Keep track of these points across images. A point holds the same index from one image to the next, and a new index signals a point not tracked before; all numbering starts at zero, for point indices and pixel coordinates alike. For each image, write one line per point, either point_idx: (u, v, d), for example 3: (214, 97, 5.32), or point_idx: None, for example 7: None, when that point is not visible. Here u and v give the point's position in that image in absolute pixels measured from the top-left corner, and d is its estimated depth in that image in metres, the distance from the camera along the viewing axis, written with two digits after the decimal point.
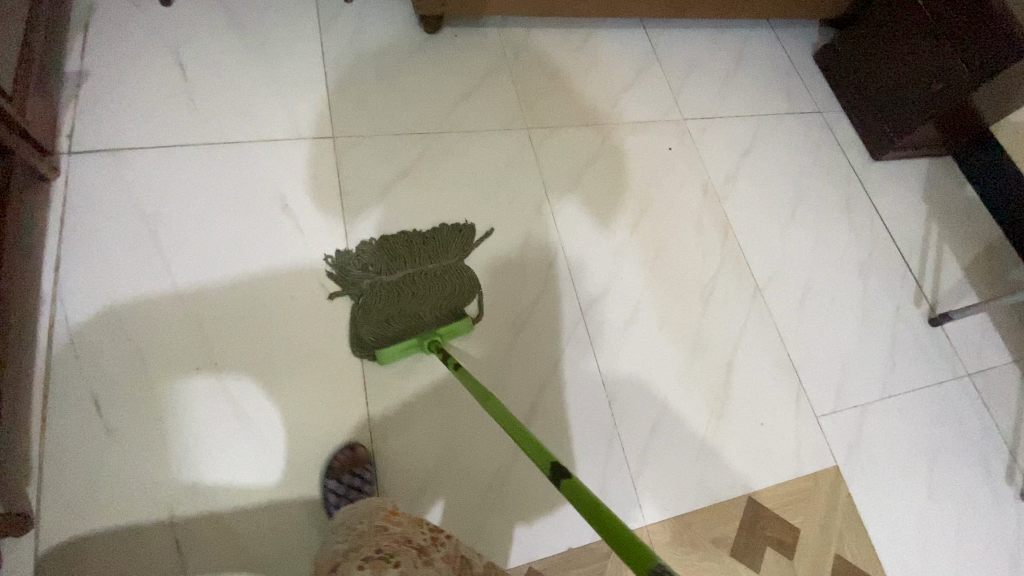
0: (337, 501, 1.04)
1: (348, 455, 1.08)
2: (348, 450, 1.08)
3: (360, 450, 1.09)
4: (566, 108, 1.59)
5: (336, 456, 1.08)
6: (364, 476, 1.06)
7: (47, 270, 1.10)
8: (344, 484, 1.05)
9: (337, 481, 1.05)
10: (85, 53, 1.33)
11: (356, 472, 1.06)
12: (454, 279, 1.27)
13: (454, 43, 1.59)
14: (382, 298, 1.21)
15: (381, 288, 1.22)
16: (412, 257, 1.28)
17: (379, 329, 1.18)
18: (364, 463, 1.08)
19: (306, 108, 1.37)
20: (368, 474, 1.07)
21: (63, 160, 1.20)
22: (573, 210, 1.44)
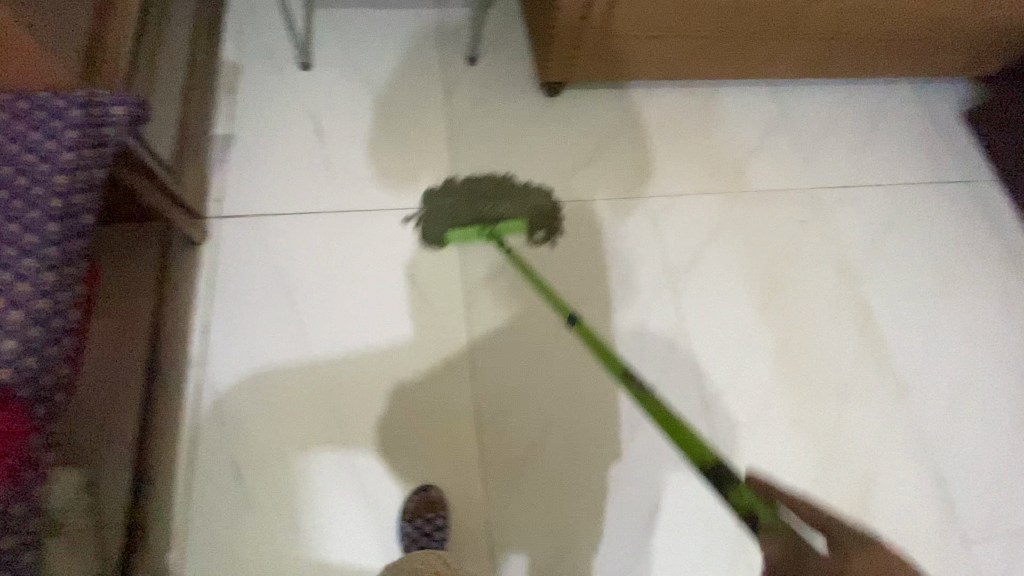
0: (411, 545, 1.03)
1: (422, 497, 1.08)
2: (422, 493, 1.08)
3: (433, 492, 1.08)
4: (688, 173, 1.51)
5: (411, 498, 1.08)
6: (436, 522, 1.04)
7: (195, 334, 1.16)
8: (418, 528, 1.04)
9: (411, 524, 1.04)
10: (232, 116, 1.40)
11: (430, 517, 1.05)
12: (528, 210, 1.37)
13: (575, 103, 1.56)
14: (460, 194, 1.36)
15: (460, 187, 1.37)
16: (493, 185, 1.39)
17: (451, 222, 1.32)
18: (438, 508, 1.07)
19: (432, 175, 1.39)
20: (439, 521, 1.05)
21: (212, 224, 1.27)
22: (696, 288, 1.36)
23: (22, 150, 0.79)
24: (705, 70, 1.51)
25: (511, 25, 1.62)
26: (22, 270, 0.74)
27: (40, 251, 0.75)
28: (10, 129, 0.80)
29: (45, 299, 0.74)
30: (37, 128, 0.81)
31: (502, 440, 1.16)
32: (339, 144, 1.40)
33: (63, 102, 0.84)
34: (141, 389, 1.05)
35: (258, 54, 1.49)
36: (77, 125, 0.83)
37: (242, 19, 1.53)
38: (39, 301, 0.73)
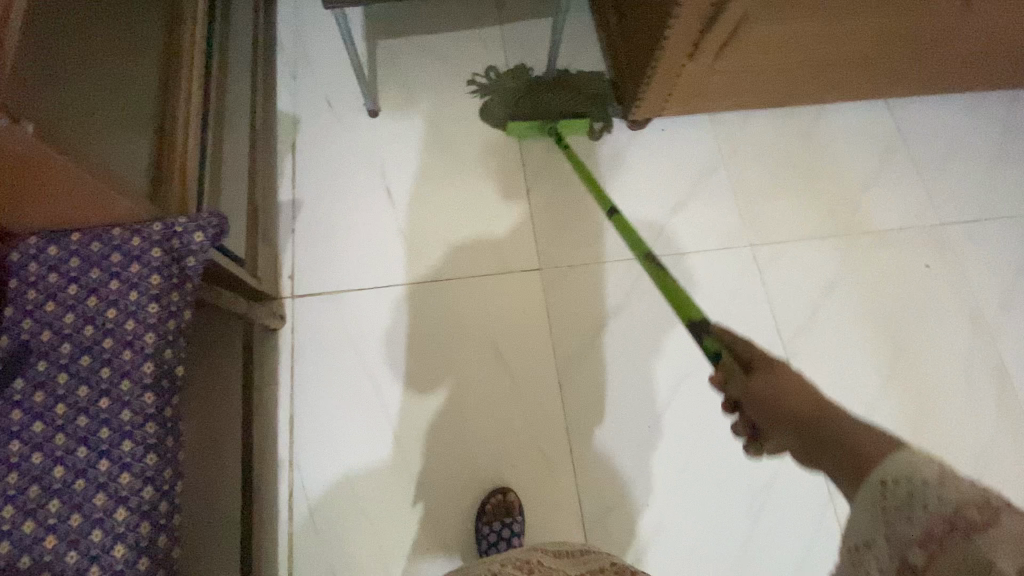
0: (486, 548, 1.02)
1: (500, 499, 1.06)
2: (500, 494, 1.07)
3: (510, 495, 1.06)
4: (793, 212, 1.35)
5: (487, 500, 1.07)
6: (512, 526, 1.03)
7: (283, 430, 1.11)
8: (495, 532, 1.02)
9: (489, 527, 1.03)
10: (295, 176, 1.31)
11: (506, 521, 1.03)
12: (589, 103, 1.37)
13: (662, 136, 1.40)
14: (519, 98, 1.39)
15: (521, 91, 1.40)
16: (540, 96, 1.38)
17: (515, 107, 1.38)
18: (515, 512, 1.05)
19: (512, 232, 1.28)
20: (517, 526, 1.03)
21: (288, 305, 1.19)
22: (813, 352, 1.23)
23: (105, 305, 0.71)
24: (818, 94, 1.31)
25: (587, 47, 1.45)
26: (123, 454, 0.66)
27: (138, 431, 0.67)
28: (90, 280, 0.72)
29: (150, 486, 0.66)
30: (116, 276, 0.72)
31: (610, 540, 1.08)
32: (412, 202, 1.30)
33: (140, 240, 0.74)
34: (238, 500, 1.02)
35: (316, 103, 1.38)
36: (158, 267, 0.74)
37: (295, 63, 1.41)
38: (143, 491, 0.66)
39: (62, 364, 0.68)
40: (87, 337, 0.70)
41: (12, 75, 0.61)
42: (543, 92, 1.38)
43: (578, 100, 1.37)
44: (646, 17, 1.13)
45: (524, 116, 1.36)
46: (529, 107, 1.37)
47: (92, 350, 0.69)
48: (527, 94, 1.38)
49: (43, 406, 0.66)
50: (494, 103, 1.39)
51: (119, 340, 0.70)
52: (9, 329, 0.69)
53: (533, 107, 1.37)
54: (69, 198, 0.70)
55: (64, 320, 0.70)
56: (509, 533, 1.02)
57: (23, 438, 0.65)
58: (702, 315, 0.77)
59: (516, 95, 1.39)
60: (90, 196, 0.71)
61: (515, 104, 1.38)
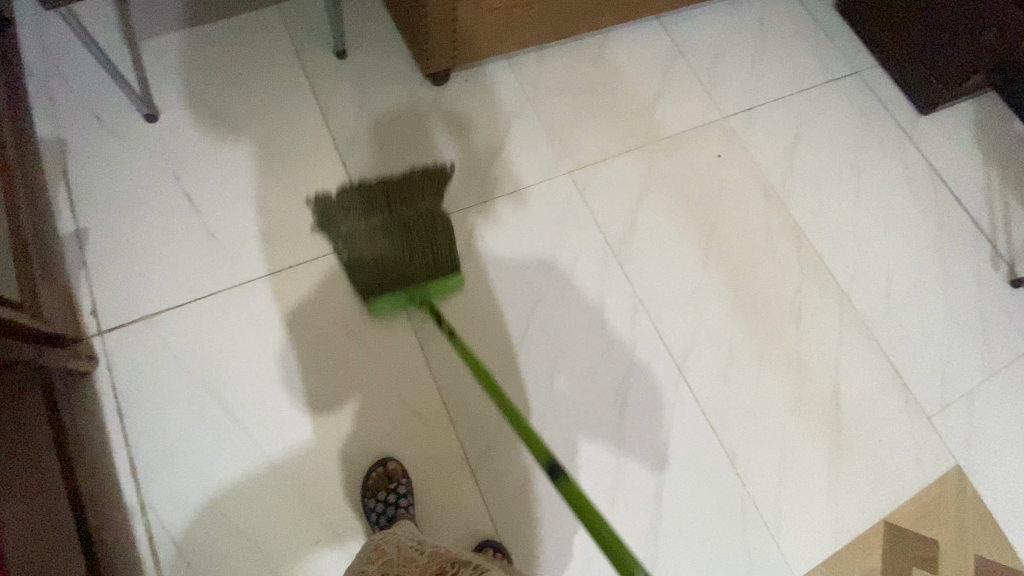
0: (377, 519, 1.01)
1: (382, 471, 1.06)
2: (382, 466, 1.06)
3: (391, 463, 1.07)
4: (599, 134, 1.45)
5: (370, 474, 1.06)
6: (398, 490, 1.03)
7: (125, 474, 1.01)
8: (381, 500, 1.02)
9: (375, 499, 1.02)
10: (75, 204, 1.17)
11: (392, 487, 1.04)
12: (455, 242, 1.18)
13: (465, 87, 1.42)
14: (364, 241, 1.13)
15: (362, 224, 1.15)
16: (393, 245, 1.12)
17: (372, 279, 1.11)
18: (400, 477, 1.05)
19: (335, 211, 1.25)
20: (403, 488, 1.04)
21: (97, 343, 1.08)
22: (643, 254, 1.34)
23: None
24: (593, 19, 1.41)
25: (373, 13, 1.43)
26: None
27: None
28: None
29: None
30: None
31: (498, 474, 1.11)
32: (219, 204, 1.21)
33: None
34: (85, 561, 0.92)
35: (83, 120, 1.24)
36: None
37: (49, 82, 1.25)
38: None
39: None
40: None
41: None
42: (392, 229, 1.13)
43: (434, 230, 1.14)
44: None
45: (385, 281, 1.12)
46: (379, 255, 1.11)
47: None
48: (373, 229, 1.14)
49: None
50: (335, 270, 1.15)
51: None
52: None
53: (391, 267, 1.11)
54: None
55: None
56: (397, 497, 1.02)
57: None
58: (551, 456, 0.75)
59: (365, 262, 1.12)
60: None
61: (368, 267, 1.12)
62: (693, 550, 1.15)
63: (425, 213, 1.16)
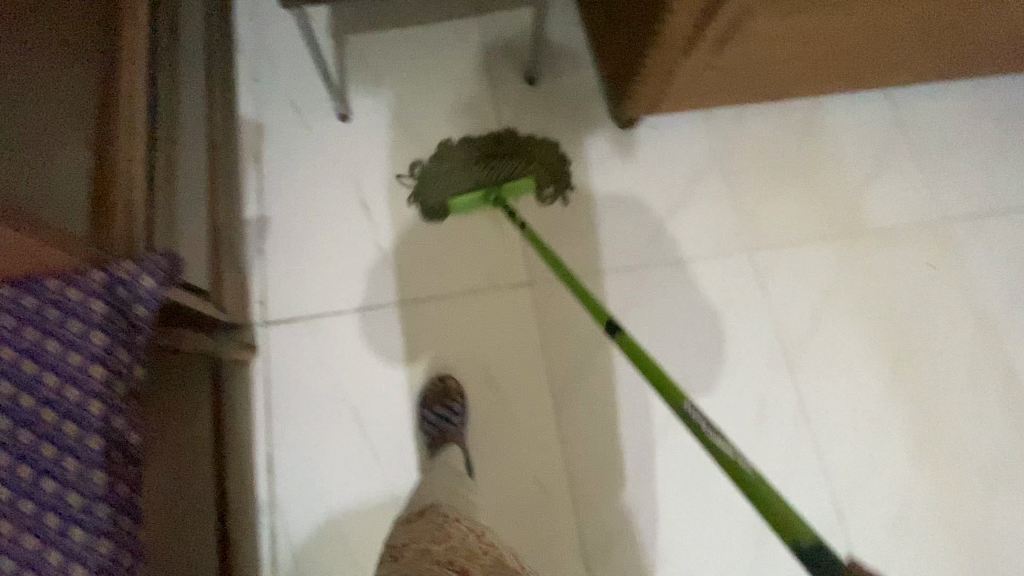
0: (428, 431, 1.05)
1: (440, 387, 1.09)
2: (440, 382, 1.09)
3: (450, 381, 1.09)
4: (792, 212, 1.28)
5: (428, 388, 1.10)
6: (454, 408, 1.06)
7: (261, 471, 1.04)
8: (436, 414, 1.05)
9: (429, 411, 1.06)
10: (262, 191, 1.20)
11: (446, 404, 1.06)
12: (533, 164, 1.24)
13: (654, 133, 1.31)
14: (453, 178, 1.22)
15: (455, 161, 1.24)
16: (486, 163, 1.23)
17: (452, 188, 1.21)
18: (455, 396, 1.08)
19: (498, 245, 1.20)
20: (458, 408, 1.06)
21: (260, 332, 1.11)
22: (818, 361, 1.18)
23: (40, 371, 0.62)
24: (819, 86, 1.24)
25: (573, 40, 1.37)
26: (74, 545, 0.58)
27: (91, 517, 0.60)
28: (19, 342, 0.62)
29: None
30: (53, 337, 0.63)
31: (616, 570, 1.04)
32: (390, 215, 1.21)
33: (79, 292, 0.65)
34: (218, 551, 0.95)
35: (282, 106, 1.27)
36: (103, 324, 0.65)
37: (258, 63, 1.29)
38: None
39: None
40: (22, 410, 0.60)
41: None
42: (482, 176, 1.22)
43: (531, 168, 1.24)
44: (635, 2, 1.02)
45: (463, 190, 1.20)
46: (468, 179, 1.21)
47: (29, 424, 0.60)
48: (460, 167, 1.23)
49: None
50: (430, 179, 1.21)
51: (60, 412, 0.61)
52: None
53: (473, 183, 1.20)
54: None
55: None
56: (451, 413, 1.05)
57: None
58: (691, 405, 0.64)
59: (450, 177, 1.22)
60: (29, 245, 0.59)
61: (449, 184, 1.21)
62: None
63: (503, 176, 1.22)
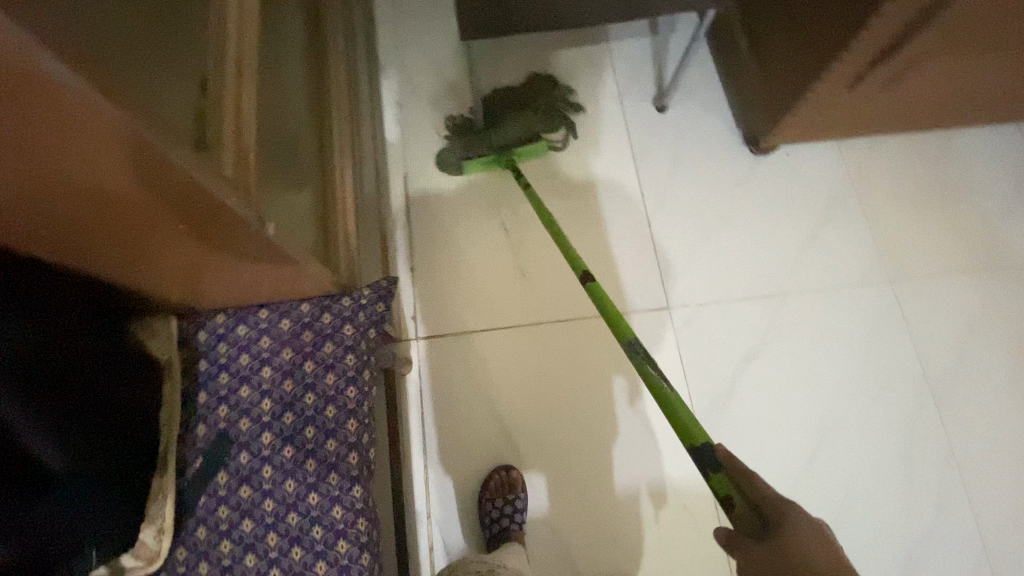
0: (492, 525, 1.03)
1: (503, 476, 1.07)
2: (504, 471, 1.07)
3: (514, 472, 1.07)
4: (931, 245, 1.27)
5: (492, 476, 1.07)
6: (514, 503, 1.03)
7: (417, 481, 1.09)
8: (500, 509, 1.03)
9: (492, 504, 1.04)
10: (408, 209, 1.25)
11: (509, 498, 1.04)
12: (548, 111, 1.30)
13: (786, 162, 1.32)
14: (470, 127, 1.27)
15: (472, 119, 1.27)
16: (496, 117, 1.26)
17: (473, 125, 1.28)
18: (518, 488, 1.05)
19: (637, 271, 1.24)
20: (521, 502, 1.04)
21: (411, 348, 1.16)
22: (963, 398, 1.16)
23: (302, 390, 0.67)
24: (965, 119, 1.22)
25: (704, 65, 1.38)
26: (340, 555, 0.62)
27: (352, 529, 0.63)
28: (282, 362, 0.67)
29: None
30: (310, 357, 0.68)
31: None
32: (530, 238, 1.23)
33: (331, 316, 0.70)
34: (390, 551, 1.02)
35: (425, 128, 1.31)
36: (352, 345, 0.69)
37: (401, 85, 1.34)
38: None
39: (265, 456, 0.64)
40: (287, 425, 0.65)
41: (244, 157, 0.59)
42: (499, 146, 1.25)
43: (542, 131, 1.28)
44: (800, 31, 1.04)
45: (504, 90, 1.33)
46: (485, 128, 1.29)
47: (293, 439, 0.65)
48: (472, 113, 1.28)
49: (252, 504, 0.63)
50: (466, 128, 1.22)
51: (322, 429, 0.66)
52: (205, 416, 0.66)
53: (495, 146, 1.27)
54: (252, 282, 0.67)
55: (261, 407, 0.66)
56: (515, 509, 1.02)
57: (234, 536, 0.62)
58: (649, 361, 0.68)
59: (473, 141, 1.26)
60: (284, 278, 0.68)
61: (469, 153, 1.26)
62: None
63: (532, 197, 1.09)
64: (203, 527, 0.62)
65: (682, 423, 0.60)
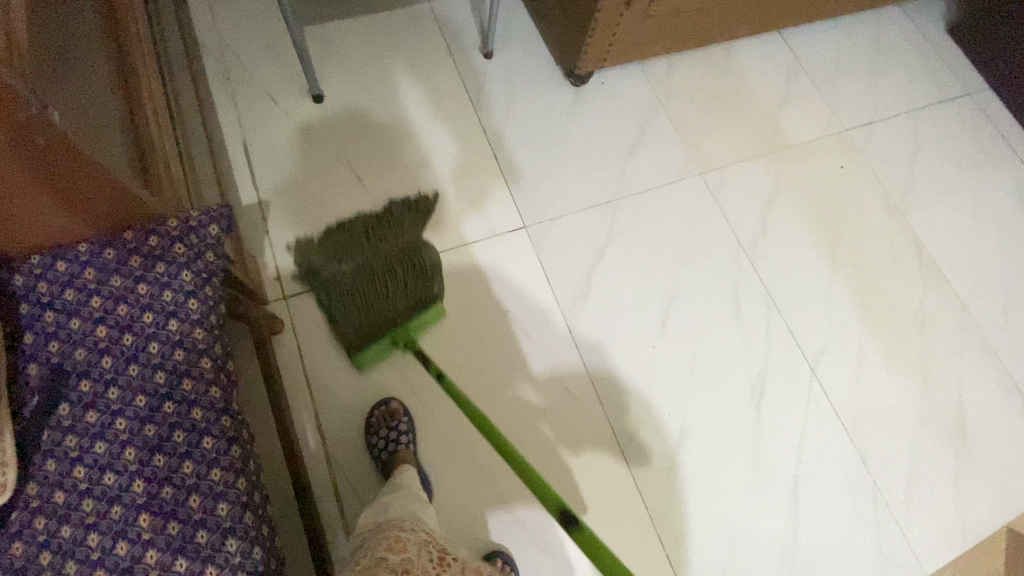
0: (379, 454, 1.07)
1: (385, 408, 1.11)
2: (385, 404, 1.11)
3: (393, 403, 1.11)
4: (728, 141, 1.50)
5: (374, 411, 1.11)
6: (398, 427, 1.08)
7: (311, 429, 1.11)
8: (384, 437, 1.07)
9: (376, 435, 1.08)
10: (254, 177, 1.26)
11: (392, 425, 1.08)
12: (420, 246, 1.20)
13: (602, 89, 1.49)
14: (342, 293, 1.13)
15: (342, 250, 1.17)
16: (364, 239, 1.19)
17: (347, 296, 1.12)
18: (400, 415, 1.10)
19: (490, 200, 1.34)
20: (404, 426, 1.08)
21: (282, 306, 1.17)
22: (774, 255, 1.40)
23: (138, 311, 0.66)
24: (732, 29, 1.46)
25: (517, 13, 1.52)
26: (207, 451, 0.63)
27: (216, 426, 0.64)
28: (113, 289, 0.67)
29: (243, 476, 0.64)
30: (142, 279, 0.68)
31: (645, 455, 1.17)
32: (384, 187, 1.30)
33: (159, 238, 0.70)
34: (295, 494, 1.04)
35: (258, 98, 1.32)
36: (187, 262, 0.70)
37: (226, 61, 1.34)
38: (238, 483, 0.64)
39: (108, 379, 0.64)
40: (128, 346, 0.65)
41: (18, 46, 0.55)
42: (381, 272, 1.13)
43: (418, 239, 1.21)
44: None
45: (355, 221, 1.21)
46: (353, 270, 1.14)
47: (137, 357, 0.65)
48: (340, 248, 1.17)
49: (102, 425, 0.62)
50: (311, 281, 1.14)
51: (166, 342, 0.66)
52: (34, 355, 0.64)
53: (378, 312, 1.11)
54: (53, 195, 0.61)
55: (97, 334, 0.65)
56: (398, 433, 1.07)
57: (88, 460, 0.61)
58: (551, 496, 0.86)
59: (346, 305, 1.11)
60: (95, 187, 0.63)
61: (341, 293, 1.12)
62: (830, 541, 1.18)
63: (401, 309, 1.12)
64: (52, 460, 0.60)
65: (607, 563, 0.77)
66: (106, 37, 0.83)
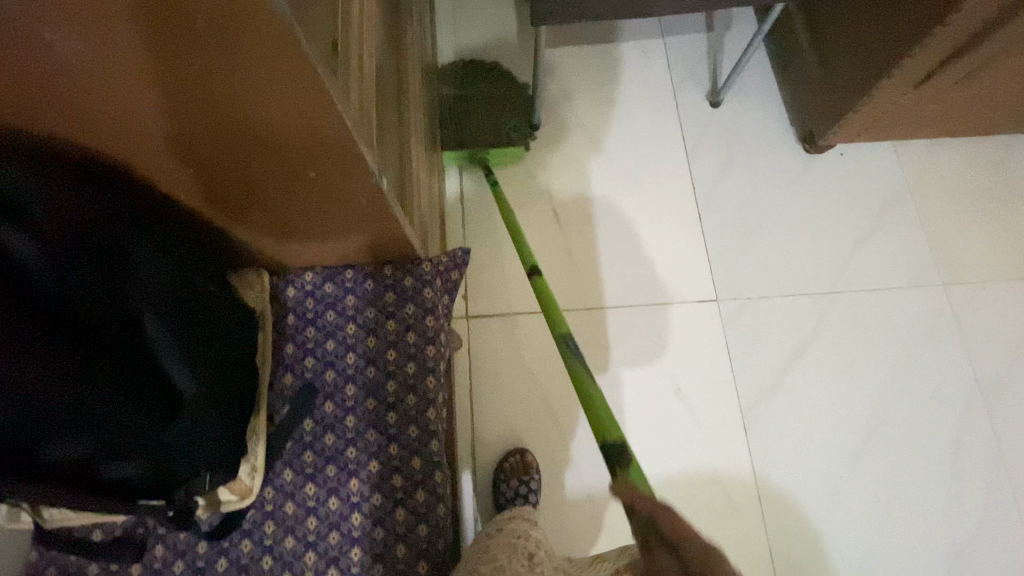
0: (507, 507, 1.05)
1: (518, 459, 1.09)
2: (519, 454, 1.09)
3: (528, 456, 1.09)
4: (988, 252, 1.25)
5: (507, 459, 1.10)
6: (529, 483, 1.05)
7: (465, 454, 1.13)
8: (513, 491, 1.05)
9: (506, 487, 1.06)
10: (462, 193, 1.29)
11: (524, 480, 1.06)
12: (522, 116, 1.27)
13: (840, 163, 1.32)
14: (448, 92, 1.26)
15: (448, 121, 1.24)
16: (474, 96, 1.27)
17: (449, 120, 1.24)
18: (533, 471, 1.08)
19: (687, 263, 1.25)
20: (535, 483, 1.06)
21: (463, 327, 1.20)
22: (1014, 403, 1.15)
23: (384, 346, 0.70)
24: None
25: (760, 64, 1.39)
26: (419, 504, 0.65)
27: (431, 481, 0.66)
28: (367, 318, 0.71)
29: (445, 538, 0.65)
30: (393, 315, 0.72)
31: None
32: (581, 229, 1.27)
33: (412, 280, 0.74)
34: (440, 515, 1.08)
35: None
36: (432, 307, 0.73)
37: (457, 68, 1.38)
38: (439, 543, 0.65)
39: (349, 407, 0.68)
40: (370, 378, 0.69)
41: (359, 105, 0.61)
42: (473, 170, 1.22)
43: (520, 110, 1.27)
44: (868, 22, 1.03)
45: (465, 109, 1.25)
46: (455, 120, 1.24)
47: (375, 392, 0.69)
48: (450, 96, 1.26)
49: (336, 449, 0.67)
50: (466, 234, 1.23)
51: (402, 383, 0.69)
52: (293, 366, 0.71)
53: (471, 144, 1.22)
54: (350, 234, 0.69)
55: (346, 359, 0.70)
56: (528, 492, 1.04)
57: (318, 481, 0.66)
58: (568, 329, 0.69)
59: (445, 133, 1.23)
60: (380, 235, 0.70)
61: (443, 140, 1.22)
62: None
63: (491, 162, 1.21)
64: (289, 470, 0.67)
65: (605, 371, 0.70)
66: (393, 65, 0.88)
